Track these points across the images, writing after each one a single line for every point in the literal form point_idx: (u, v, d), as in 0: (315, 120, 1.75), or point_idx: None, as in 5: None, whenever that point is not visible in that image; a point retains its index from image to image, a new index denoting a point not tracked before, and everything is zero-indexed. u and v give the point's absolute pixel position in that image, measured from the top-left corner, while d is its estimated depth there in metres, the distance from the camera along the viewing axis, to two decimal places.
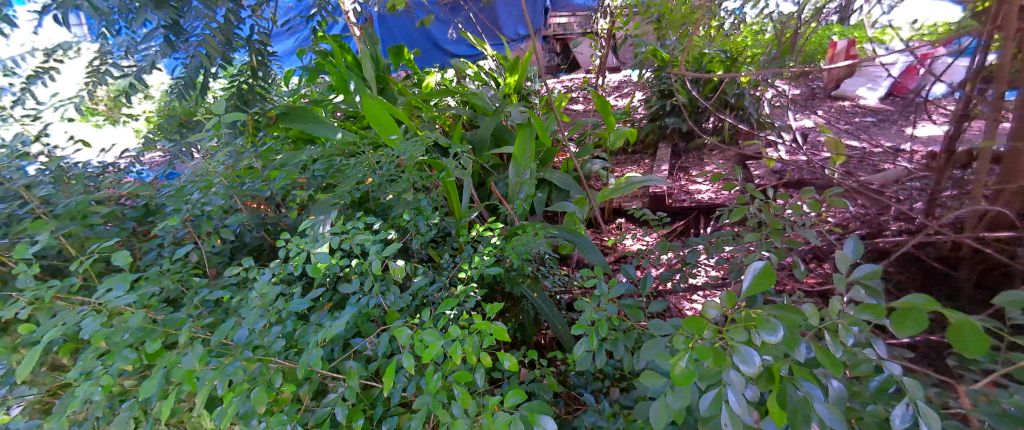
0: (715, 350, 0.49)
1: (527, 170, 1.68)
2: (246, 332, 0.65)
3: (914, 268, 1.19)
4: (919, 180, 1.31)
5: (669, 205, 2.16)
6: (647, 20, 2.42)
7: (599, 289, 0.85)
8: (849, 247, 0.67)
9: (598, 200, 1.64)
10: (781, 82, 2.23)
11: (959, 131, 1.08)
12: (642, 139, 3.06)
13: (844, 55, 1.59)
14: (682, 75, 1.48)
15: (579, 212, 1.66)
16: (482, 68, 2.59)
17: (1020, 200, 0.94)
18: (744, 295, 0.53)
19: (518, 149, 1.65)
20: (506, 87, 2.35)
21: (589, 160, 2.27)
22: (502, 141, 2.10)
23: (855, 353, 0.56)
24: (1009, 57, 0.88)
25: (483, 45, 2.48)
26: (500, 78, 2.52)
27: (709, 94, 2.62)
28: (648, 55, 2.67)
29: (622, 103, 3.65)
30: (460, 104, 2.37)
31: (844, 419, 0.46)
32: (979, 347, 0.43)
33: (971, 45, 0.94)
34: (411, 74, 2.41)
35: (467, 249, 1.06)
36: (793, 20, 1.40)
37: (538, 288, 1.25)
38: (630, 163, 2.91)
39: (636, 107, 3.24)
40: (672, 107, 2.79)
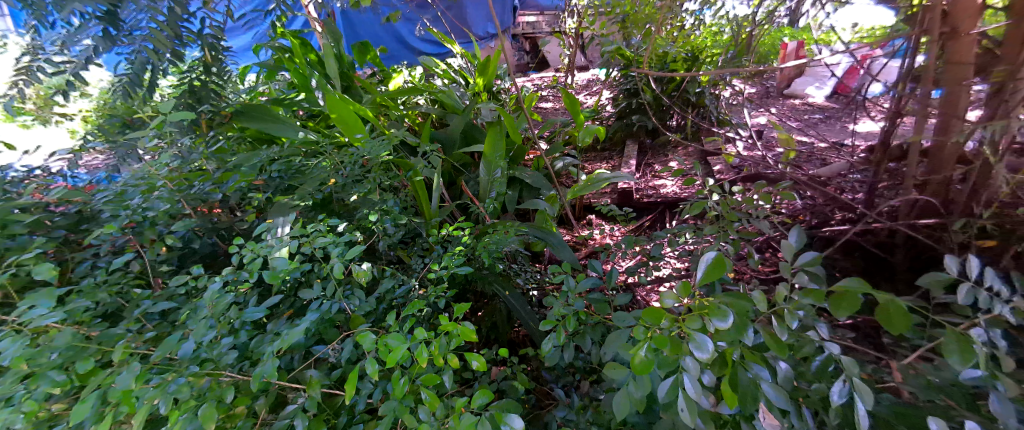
0: (672, 338, 0.50)
1: (497, 169, 1.70)
2: (193, 345, 0.61)
3: (857, 254, 1.28)
4: (860, 173, 1.41)
5: (636, 201, 2.22)
6: (612, 20, 2.48)
7: (566, 285, 0.86)
8: (793, 237, 0.71)
9: (569, 197, 1.66)
10: (738, 82, 2.33)
11: (893, 127, 1.17)
12: (609, 136, 3.12)
13: (795, 56, 1.69)
14: (647, 74, 1.46)
15: (550, 210, 1.69)
16: (450, 66, 2.57)
17: (945, 190, 1.05)
18: (698, 284, 0.54)
19: (488, 147, 1.67)
20: (476, 85, 2.34)
21: (559, 158, 2.30)
22: (472, 139, 2.09)
23: (800, 335, 0.59)
24: (934, 59, 0.96)
25: (451, 42, 2.45)
26: (469, 76, 2.51)
27: (672, 93, 2.71)
28: (614, 54, 2.74)
29: (591, 102, 3.70)
30: (429, 102, 2.34)
31: (789, 398, 0.48)
32: (903, 324, 0.46)
33: (903, 46, 1.04)
34: (376, 71, 2.34)
35: (437, 249, 1.06)
36: (748, 23, 1.48)
37: (510, 286, 1.24)
38: (599, 160, 2.96)
39: (603, 105, 3.31)
40: (637, 105, 2.88)
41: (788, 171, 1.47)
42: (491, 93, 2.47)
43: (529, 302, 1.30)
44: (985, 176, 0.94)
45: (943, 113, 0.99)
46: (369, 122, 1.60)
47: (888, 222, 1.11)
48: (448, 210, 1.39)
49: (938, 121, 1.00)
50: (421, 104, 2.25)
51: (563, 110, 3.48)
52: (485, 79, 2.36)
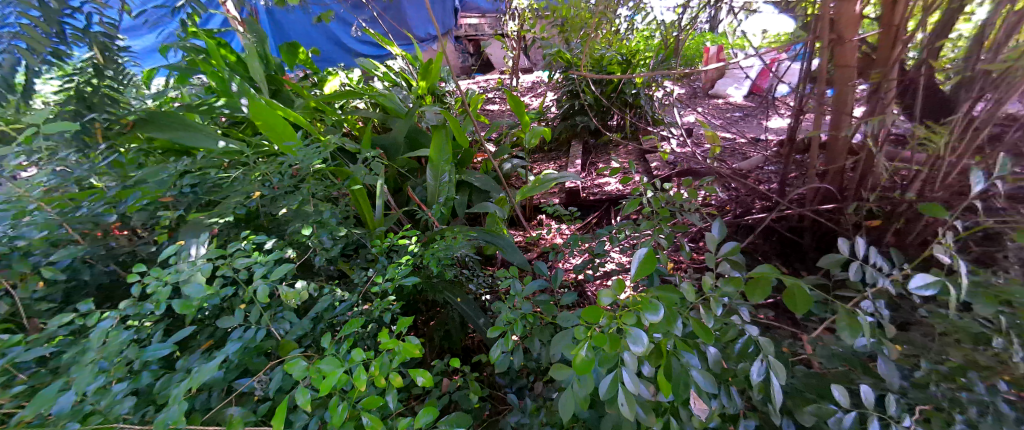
0: (609, 335, 0.51)
1: (444, 173, 1.69)
2: (75, 396, 0.53)
3: (775, 239, 1.40)
4: (775, 165, 1.56)
5: (582, 199, 2.29)
6: (551, 24, 2.54)
7: (513, 289, 0.85)
8: (716, 228, 0.77)
9: (518, 198, 1.66)
10: (670, 83, 2.48)
11: (798, 123, 1.30)
12: (556, 137, 3.19)
13: (718, 59, 1.84)
14: (585, 77, 1.51)
15: (500, 212, 1.69)
16: (391, 69, 2.50)
17: (841, 177, 1.19)
18: (632, 280, 0.57)
19: (433, 152, 1.66)
20: (419, 88, 2.29)
21: (506, 160, 2.32)
22: (417, 143, 2.04)
23: (726, 321, 0.63)
24: (826, 62, 1.08)
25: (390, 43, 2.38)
26: (412, 79, 2.46)
27: (611, 94, 2.83)
28: (555, 57, 2.81)
29: (536, 104, 3.76)
30: (370, 105, 2.26)
31: (716, 382, 0.52)
32: (805, 304, 0.52)
33: (801, 51, 1.17)
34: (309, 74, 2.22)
35: (380, 260, 1.02)
36: (674, 28, 1.58)
37: (462, 293, 1.22)
38: (546, 161, 3.01)
39: (548, 107, 3.38)
40: (579, 106, 2.97)
41: (715, 166, 1.58)
42: (435, 96, 2.44)
43: (481, 307, 1.29)
44: (869, 165, 1.08)
45: (837, 109, 1.11)
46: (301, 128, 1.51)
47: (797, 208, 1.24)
48: (394, 217, 1.36)
49: (832, 117, 1.13)
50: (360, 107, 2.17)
51: (509, 112, 3.50)
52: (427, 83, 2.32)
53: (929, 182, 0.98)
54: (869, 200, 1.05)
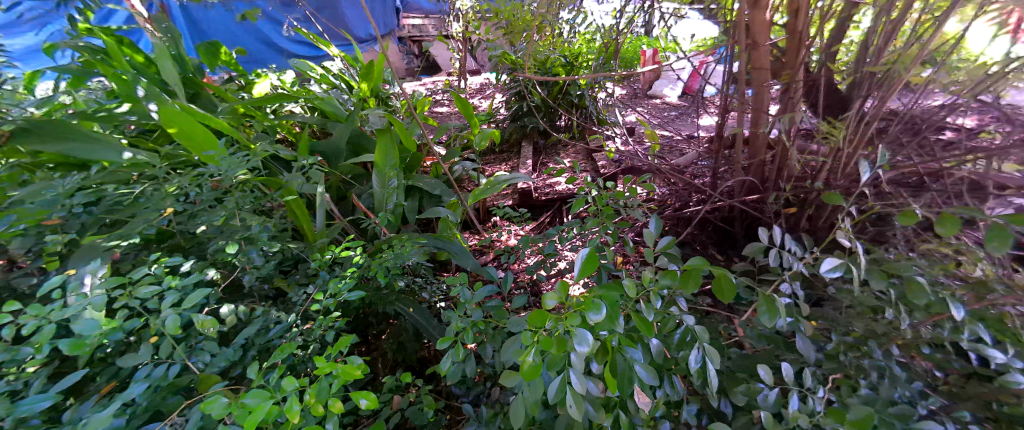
0: (556, 337, 0.52)
1: (392, 178, 1.66)
2: None
3: (710, 229, 1.50)
4: (708, 159, 1.66)
5: (534, 200, 2.29)
6: (495, 26, 2.53)
7: (462, 296, 0.84)
8: (653, 224, 0.80)
9: (471, 201, 1.65)
10: (612, 85, 2.56)
11: (725, 120, 1.39)
12: (506, 138, 3.20)
13: (654, 61, 1.92)
14: (530, 80, 1.52)
15: (452, 216, 1.66)
16: (328, 70, 2.38)
17: (762, 170, 1.30)
18: (575, 281, 0.58)
19: (379, 157, 1.62)
20: (360, 91, 2.20)
21: (456, 164, 2.28)
22: (360, 149, 1.95)
23: (666, 313, 0.67)
24: (747, 63, 1.16)
25: (326, 44, 2.26)
26: (352, 81, 2.35)
27: (557, 96, 2.87)
28: (501, 60, 2.81)
29: (485, 105, 3.75)
30: (307, 109, 2.11)
31: (657, 374, 0.54)
32: (731, 292, 0.56)
33: (726, 53, 1.26)
34: (233, 77, 2.06)
35: (320, 276, 0.96)
36: (614, 31, 1.63)
37: (414, 302, 1.18)
38: (498, 162, 3.01)
39: (497, 108, 3.38)
40: (527, 108, 3.00)
41: (656, 162, 1.66)
42: (378, 99, 2.36)
43: (435, 316, 1.26)
44: (784, 159, 1.19)
45: (757, 106, 1.20)
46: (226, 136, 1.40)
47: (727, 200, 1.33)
48: (339, 228, 1.30)
49: (754, 114, 1.22)
50: (296, 112, 2.04)
51: (458, 114, 3.47)
52: (369, 86, 2.24)
53: (833, 171, 1.08)
54: (786, 189, 1.15)
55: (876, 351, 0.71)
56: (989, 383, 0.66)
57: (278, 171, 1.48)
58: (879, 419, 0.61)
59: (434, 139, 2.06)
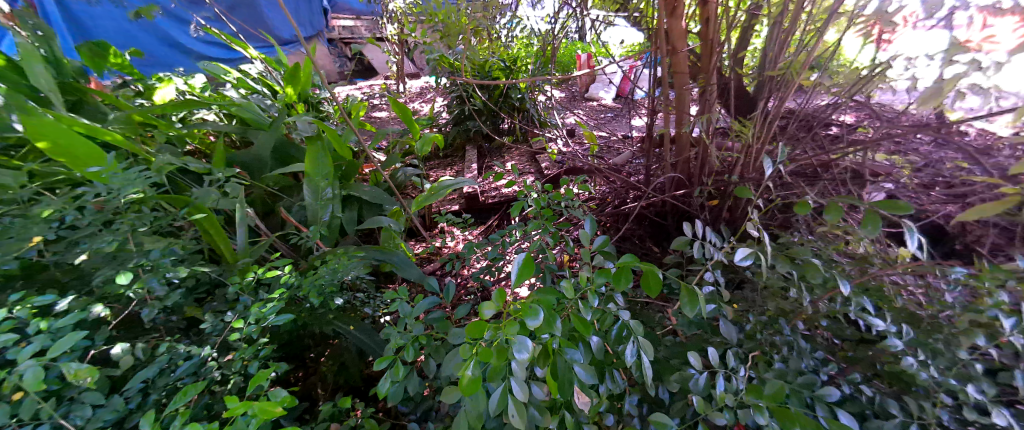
0: (494, 348, 0.51)
1: (327, 187, 1.57)
2: None
3: (646, 223, 1.56)
4: (642, 158, 1.73)
5: (481, 204, 2.25)
6: (431, 29, 2.47)
7: (401, 311, 0.80)
8: (587, 224, 0.83)
9: (413, 208, 1.59)
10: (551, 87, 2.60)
11: (655, 120, 1.46)
12: (449, 143, 3.15)
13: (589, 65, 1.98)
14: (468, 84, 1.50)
15: (395, 225, 1.60)
16: (247, 74, 2.20)
17: (688, 166, 1.38)
18: (512, 288, 0.57)
19: (311, 166, 1.53)
20: (286, 96, 2.05)
21: (398, 170, 2.19)
22: (287, 159, 1.82)
23: (603, 310, 0.68)
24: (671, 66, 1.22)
25: (243, 47, 2.09)
26: (276, 85, 2.19)
27: (498, 99, 2.87)
28: (439, 63, 2.76)
29: (426, 109, 3.66)
30: (222, 117, 1.93)
31: (595, 373, 0.55)
32: (658, 285, 0.59)
33: (653, 57, 1.31)
34: (129, 81, 1.84)
35: (241, 302, 0.88)
36: (549, 35, 1.65)
37: (354, 320, 1.12)
38: (442, 168, 2.94)
39: (439, 112, 3.32)
40: (469, 112, 2.97)
41: (594, 162, 1.71)
42: (307, 105, 2.22)
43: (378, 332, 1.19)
44: (705, 156, 1.27)
45: (682, 106, 1.27)
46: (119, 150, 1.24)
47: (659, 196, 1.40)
48: (265, 246, 1.21)
49: (679, 114, 1.29)
50: (209, 120, 1.86)
51: (397, 119, 3.36)
52: (295, 90, 2.10)
53: (745, 166, 1.17)
54: (708, 183, 1.23)
55: (784, 328, 0.79)
56: (874, 346, 0.78)
57: (187, 186, 1.34)
58: (789, 390, 0.67)
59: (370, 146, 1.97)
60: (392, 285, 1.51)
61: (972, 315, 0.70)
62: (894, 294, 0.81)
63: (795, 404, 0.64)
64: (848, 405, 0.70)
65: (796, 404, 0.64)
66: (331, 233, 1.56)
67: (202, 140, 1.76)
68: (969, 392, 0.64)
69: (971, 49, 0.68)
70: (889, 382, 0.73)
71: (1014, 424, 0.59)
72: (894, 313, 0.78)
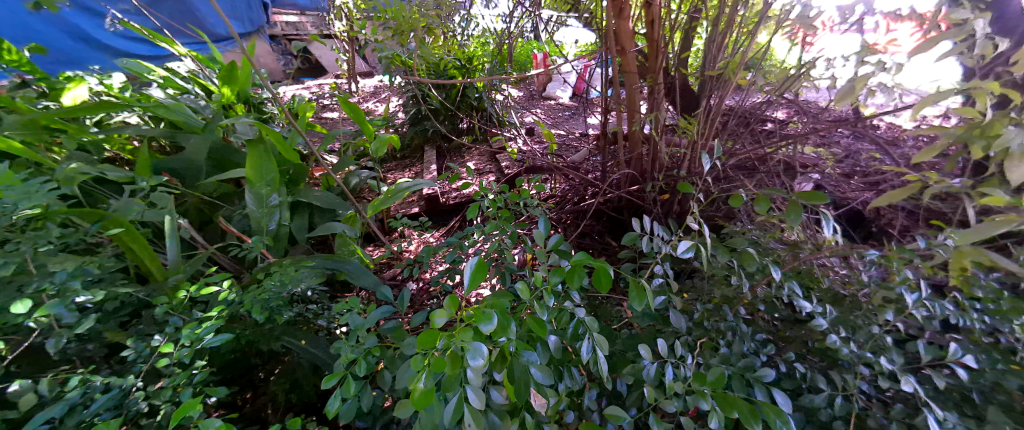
0: (450, 355, 0.49)
1: (273, 193, 1.49)
2: None
3: (604, 219, 1.60)
4: (599, 155, 1.76)
5: (443, 205, 2.18)
6: (383, 26, 2.39)
7: (353, 322, 0.77)
8: (541, 225, 0.84)
9: (369, 212, 1.53)
10: (509, 86, 2.59)
11: (609, 119, 1.49)
12: (407, 143, 3.06)
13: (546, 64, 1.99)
14: (424, 83, 1.45)
15: (350, 230, 1.54)
16: (178, 72, 2.03)
17: (640, 163, 1.41)
18: (466, 293, 0.56)
19: (254, 172, 1.45)
20: (222, 96, 1.91)
21: (353, 173, 2.10)
22: (225, 164, 1.68)
23: (560, 310, 0.69)
24: (626, 66, 1.24)
25: (171, 43, 1.92)
26: (211, 85, 2.04)
27: (455, 98, 2.82)
28: (392, 61, 2.68)
29: (381, 108, 3.55)
30: (149, 119, 1.76)
31: (552, 373, 0.55)
32: (609, 282, 0.60)
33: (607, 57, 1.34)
34: (33, 81, 1.64)
35: (173, 321, 0.81)
36: (506, 34, 1.64)
37: (307, 334, 1.05)
38: (399, 169, 2.86)
39: (394, 112, 3.22)
40: (426, 111, 2.90)
41: (554, 161, 1.72)
42: (247, 105, 2.09)
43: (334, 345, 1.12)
44: (656, 153, 1.31)
45: (634, 105, 1.30)
46: (19, 160, 1.10)
47: (615, 192, 1.43)
48: (205, 258, 1.13)
49: (632, 113, 1.31)
50: (133, 123, 1.69)
51: (349, 119, 3.23)
52: (233, 90, 1.96)
53: (691, 161, 1.22)
54: (659, 178, 1.27)
55: (728, 314, 0.83)
56: (804, 325, 0.85)
57: (106, 197, 1.21)
58: (733, 374, 0.70)
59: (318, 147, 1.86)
60: (347, 293, 1.45)
61: (883, 292, 0.78)
62: (821, 276, 0.88)
63: (738, 387, 0.68)
64: (784, 383, 0.75)
65: (739, 387, 0.68)
66: (275, 242, 1.48)
67: (124, 145, 1.60)
68: (883, 363, 0.69)
69: (879, 51, 0.77)
70: (819, 359, 0.79)
71: (918, 388, 0.65)
72: (821, 294, 0.85)
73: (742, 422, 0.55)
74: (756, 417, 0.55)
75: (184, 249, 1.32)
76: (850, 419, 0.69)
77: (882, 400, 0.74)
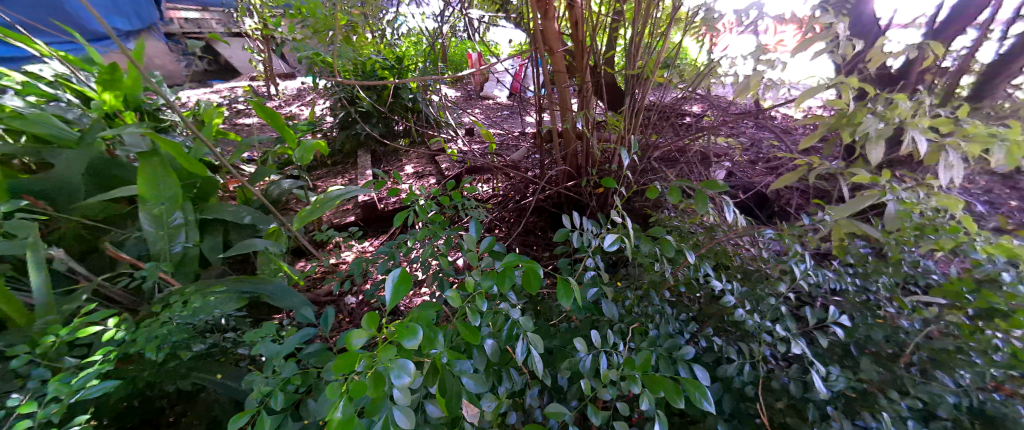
0: (371, 376, 0.46)
1: (175, 212, 1.33)
2: None
3: (545, 215, 1.61)
4: (537, 153, 1.78)
5: (382, 211, 2.06)
6: (301, 25, 2.23)
7: (269, 350, 0.70)
8: (471, 228, 0.84)
9: (296, 225, 1.41)
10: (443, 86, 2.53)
11: (543, 118, 1.50)
12: (339, 148, 2.89)
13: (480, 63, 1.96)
14: (349, 85, 1.32)
15: (273, 247, 1.40)
16: (45, 76, 1.74)
17: (575, 160, 1.44)
18: (389, 307, 0.53)
19: (145, 189, 1.28)
20: (104, 104, 1.67)
21: (275, 183, 1.93)
22: (110, 182, 1.47)
23: (494, 313, 0.68)
24: (555, 66, 1.25)
25: (32, 42, 1.65)
26: (89, 90, 1.78)
27: (387, 100, 2.71)
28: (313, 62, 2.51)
29: (306, 112, 3.32)
30: (7, 132, 1.50)
31: (483, 380, 0.54)
32: (537, 281, 0.60)
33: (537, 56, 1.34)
34: None
35: (43, 372, 0.69)
36: (435, 33, 1.60)
37: (223, 366, 0.93)
38: (331, 175, 2.68)
39: (321, 115, 3.03)
40: (357, 113, 2.75)
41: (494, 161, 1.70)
42: (137, 112, 1.84)
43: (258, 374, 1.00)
44: (590, 149, 1.35)
45: (564, 104, 1.32)
46: None
47: (553, 189, 1.45)
48: (88, 290, 1.01)
49: (564, 112, 1.33)
50: None
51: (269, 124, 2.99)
52: (117, 96, 1.72)
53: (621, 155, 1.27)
54: (593, 173, 1.30)
55: (655, 299, 0.88)
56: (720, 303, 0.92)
57: None
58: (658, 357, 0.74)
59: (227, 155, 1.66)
60: (273, 314, 1.33)
61: (782, 266, 0.87)
62: (731, 254, 0.96)
63: (662, 368, 0.72)
64: (704, 357, 0.81)
65: (663, 368, 0.72)
66: (180, 266, 1.32)
67: None
68: (782, 331, 0.77)
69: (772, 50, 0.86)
70: (733, 332, 0.87)
71: (807, 350, 0.71)
72: (733, 273, 0.93)
73: (667, 400, 0.58)
74: (679, 394, 0.58)
75: (61, 284, 1.14)
76: (758, 384, 0.76)
77: (784, 362, 0.83)
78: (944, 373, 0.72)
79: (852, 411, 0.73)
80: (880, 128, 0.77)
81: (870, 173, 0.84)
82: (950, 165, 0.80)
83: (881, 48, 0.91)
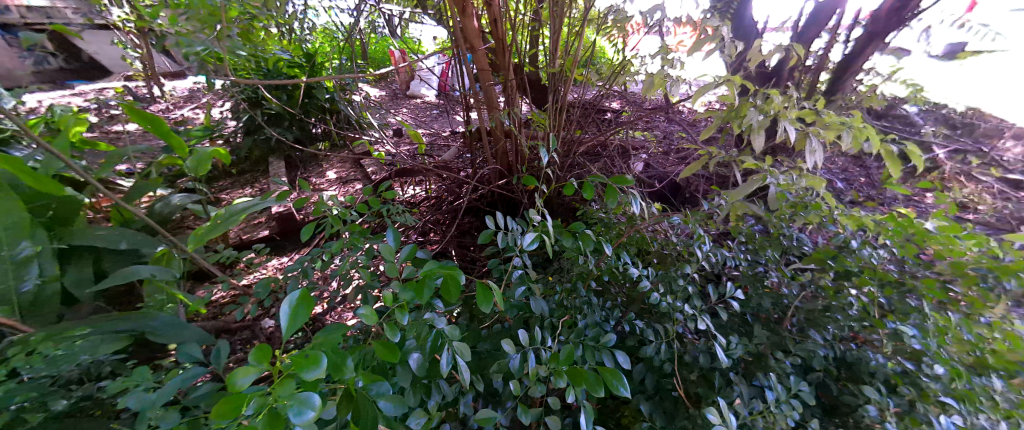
0: (268, 415, 0.42)
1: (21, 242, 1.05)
2: None
3: (479, 215, 1.59)
4: (469, 152, 1.74)
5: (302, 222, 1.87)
6: None
7: (146, 397, 0.62)
8: (389, 237, 0.80)
9: (192, 245, 1.17)
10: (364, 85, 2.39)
11: (470, 117, 1.48)
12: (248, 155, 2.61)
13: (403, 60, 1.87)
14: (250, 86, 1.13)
15: (161, 274, 1.15)
16: None
17: (506, 158, 1.43)
18: (286, 336, 0.49)
19: None
20: None
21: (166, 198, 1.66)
22: None
23: (416, 324, 0.65)
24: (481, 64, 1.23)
25: None
26: None
27: (301, 101, 2.49)
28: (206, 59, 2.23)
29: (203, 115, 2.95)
30: None
31: (401, 399, 0.52)
32: (457, 289, 0.58)
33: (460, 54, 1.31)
34: None
35: None
36: (349, 29, 1.49)
37: (96, 420, 0.79)
38: (236, 186, 2.40)
39: (223, 118, 2.72)
40: (267, 116, 2.48)
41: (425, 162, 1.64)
42: None
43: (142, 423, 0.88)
44: (518, 147, 1.34)
45: (489, 102, 1.30)
46: None
47: (486, 188, 1.43)
48: None
49: (490, 110, 1.31)
50: None
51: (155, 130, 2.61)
52: None
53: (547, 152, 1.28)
54: (524, 171, 1.31)
55: (581, 290, 0.90)
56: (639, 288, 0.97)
57: None
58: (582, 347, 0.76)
59: (97, 169, 1.39)
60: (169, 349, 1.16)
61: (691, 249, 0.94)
62: (649, 241, 1.02)
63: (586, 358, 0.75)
64: (626, 342, 0.85)
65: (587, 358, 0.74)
66: (34, 308, 1.05)
67: None
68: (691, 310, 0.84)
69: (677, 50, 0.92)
70: (651, 315, 0.92)
71: (710, 324, 0.77)
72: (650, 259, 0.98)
73: (589, 392, 0.59)
74: (599, 384, 0.59)
75: None
76: (674, 361, 0.81)
77: (695, 337, 0.89)
78: (817, 330, 0.83)
79: (750, 373, 0.81)
80: (760, 120, 0.86)
81: (754, 160, 0.94)
82: (814, 151, 0.92)
83: (758, 50, 1.01)
